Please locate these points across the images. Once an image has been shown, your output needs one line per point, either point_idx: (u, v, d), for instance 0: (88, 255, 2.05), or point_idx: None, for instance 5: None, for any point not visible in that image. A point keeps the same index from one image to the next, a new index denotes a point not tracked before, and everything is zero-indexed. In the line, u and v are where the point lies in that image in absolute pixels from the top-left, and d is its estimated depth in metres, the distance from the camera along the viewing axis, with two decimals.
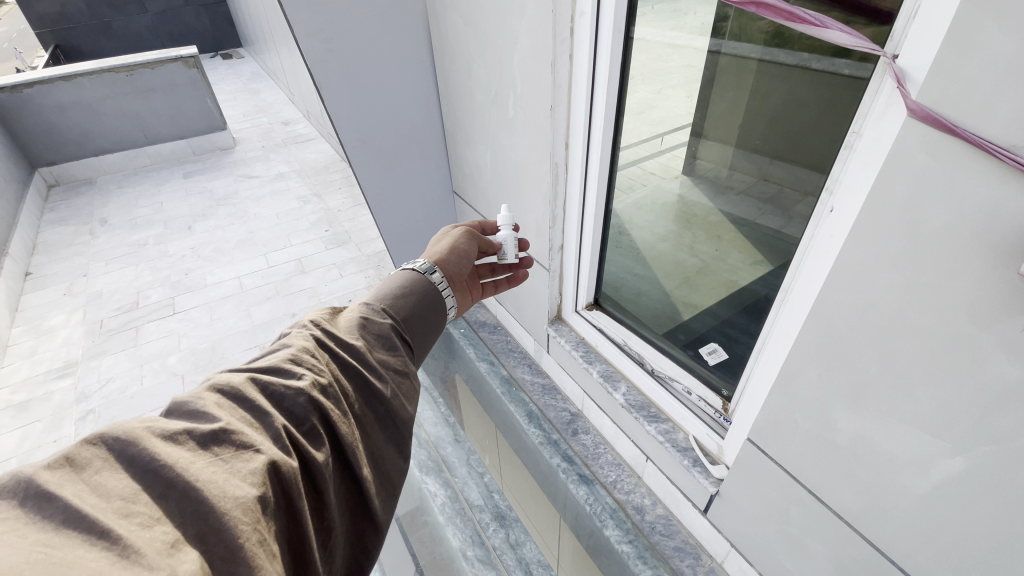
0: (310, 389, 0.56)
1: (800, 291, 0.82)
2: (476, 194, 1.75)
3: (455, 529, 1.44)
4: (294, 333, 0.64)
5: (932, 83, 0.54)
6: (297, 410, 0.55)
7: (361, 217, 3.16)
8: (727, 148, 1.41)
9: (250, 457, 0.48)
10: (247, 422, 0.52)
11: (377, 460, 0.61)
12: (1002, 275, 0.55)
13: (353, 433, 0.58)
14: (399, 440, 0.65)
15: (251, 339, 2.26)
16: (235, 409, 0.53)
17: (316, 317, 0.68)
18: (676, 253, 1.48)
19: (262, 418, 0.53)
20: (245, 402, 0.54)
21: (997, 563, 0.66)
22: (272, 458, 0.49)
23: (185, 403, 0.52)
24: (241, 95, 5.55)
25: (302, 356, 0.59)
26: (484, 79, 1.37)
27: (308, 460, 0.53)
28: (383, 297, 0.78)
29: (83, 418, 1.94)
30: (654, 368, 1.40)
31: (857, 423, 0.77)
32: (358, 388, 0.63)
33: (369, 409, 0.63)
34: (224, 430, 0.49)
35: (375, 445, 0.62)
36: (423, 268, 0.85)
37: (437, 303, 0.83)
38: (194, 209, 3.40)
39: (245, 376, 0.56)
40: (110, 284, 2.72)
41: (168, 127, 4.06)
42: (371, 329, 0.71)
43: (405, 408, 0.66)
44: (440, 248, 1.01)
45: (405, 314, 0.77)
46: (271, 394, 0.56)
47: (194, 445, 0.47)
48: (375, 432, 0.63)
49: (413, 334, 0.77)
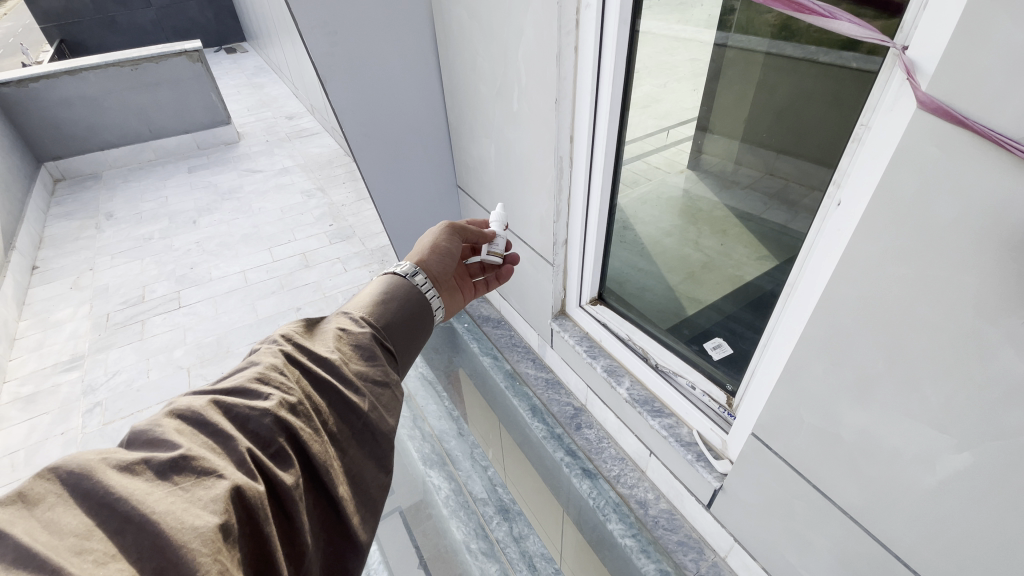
0: (276, 409, 0.56)
1: (806, 286, 0.81)
2: (480, 188, 1.75)
3: (459, 522, 1.45)
4: (263, 349, 0.64)
5: (943, 75, 0.54)
6: (262, 432, 0.55)
7: (366, 211, 3.16)
8: (733, 142, 1.46)
9: (212, 483, 0.48)
10: (208, 447, 0.52)
11: (353, 476, 0.62)
12: (1011, 267, 0.54)
13: (324, 450, 0.58)
14: (376, 453, 0.65)
15: (256, 333, 2.27)
16: (197, 436, 0.53)
17: (289, 331, 0.68)
18: (680, 249, 1.48)
19: (225, 442, 0.53)
20: (207, 426, 0.53)
21: (1002, 559, 0.66)
22: (235, 482, 0.48)
23: (144, 431, 0.51)
24: (245, 89, 5.55)
25: (269, 374, 0.59)
26: (489, 72, 1.37)
27: (275, 483, 0.52)
28: (363, 306, 0.78)
29: (91, 411, 1.96)
30: (658, 364, 1.39)
31: (863, 418, 0.77)
32: (332, 403, 0.63)
33: (345, 424, 0.63)
34: (184, 456, 0.49)
35: (352, 459, 0.62)
36: (406, 272, 0.86)
37: (420, 307, 0.83)
38: (199, 203, 3.41)
39: (206, 399, 0.56)
40: (116, 278, 2.73)
41: (173, 122, 4.07)
42: (348, 339, 0.71)
43: (385, 420, 0.66)
44: (423, 248, 1.03)
45: (385, 322, 0.78)
46: (235, 416, 0.55)
47: (152, 475, 0.47)
48: (351, 447, 0.63)
49: (396, 341, 0.78)
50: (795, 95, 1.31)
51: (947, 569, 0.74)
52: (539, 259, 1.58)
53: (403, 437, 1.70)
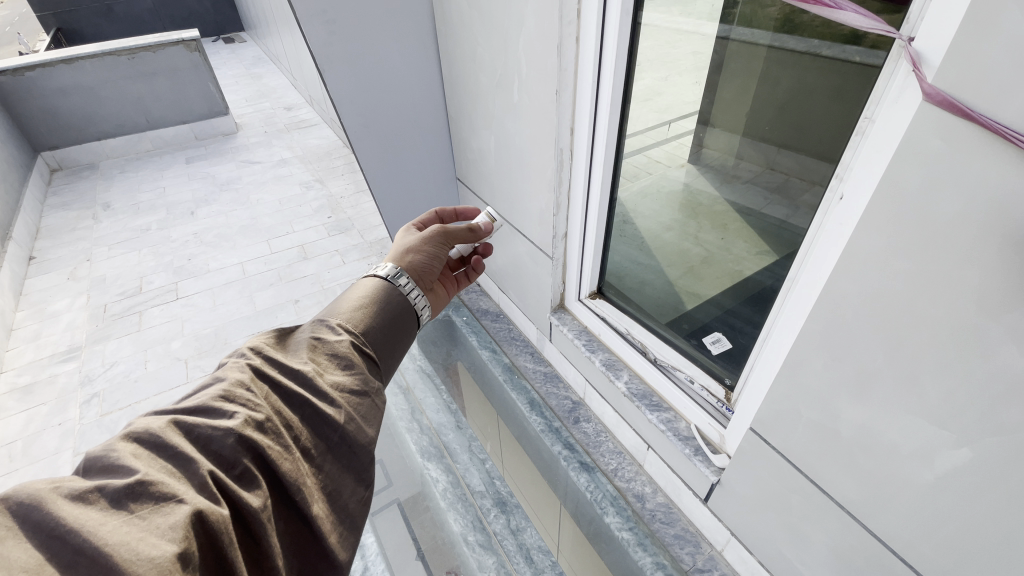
0: (241, 428, 0.54)
1: (807, 276, 0.80)
2: (480, 181, 1.74)
3: (457, 515, 1.46)
4: (229, 365, 0.63)
5: (948, 66, 0.53)
6: (226, 453, 0.53)
7: (365, 204, 3.15)
8: (734, 138, 1.39)
9: (171, 510, 0.46)
10: (167, 472, 0.50)
11: (330, 493, 0.60)
12: (1013, 262, 0.54)
13: (295, 468, 0.57)
14: (355, 467, 0.63)
15: (253, 325, 2.26)
16: (155, 460, 0.51)
17: (258, 343, 0.67)
18: (680, 244, 1.48)
19: (185, 465, 0.51)
20: (167, 449, 0.52)
21: (1000, 555, 0.66)
22: (196, 507, 0.47)
23: (100, 458, 0.50)
24: (244, 79, 5.51)
25: (235, 392, 0.58)
26: (489, 63, 1.35)
27: (239, 505, 0.51)
28: (340, 312, 0.77)
29: (88, 401, 1.96)
30: (656, 358, 1.40)
31: (861, 413, 0.76)
32: (305, 417, 0.61)
33: (320, 438, 0.61)
34: (140, 482, 0.47)
35: (328, 474, 0.61)
36: (388, 274, 0.86)
37: (401, 311, 0.82)
38: (197, 194, 3.39)
39: (165, 420, 0.54)
40: (113, 269, 2.72)
41: (170, 112, 4.04)
42: (324, 349, 0.69)
43: (363, 431, 0.64)
44: (403, 250, 1.00)
45: (365, 327, 0.76)
46: (196, 437, 0.53)
47: (106, 503, 0.46)
48: (326, 462, 0.61)
49: (376, 347, 0.76)
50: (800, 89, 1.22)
51: (944, 564, 0.74)
52: (538, 253, 1.57)
53: (401, 429, 1.70)
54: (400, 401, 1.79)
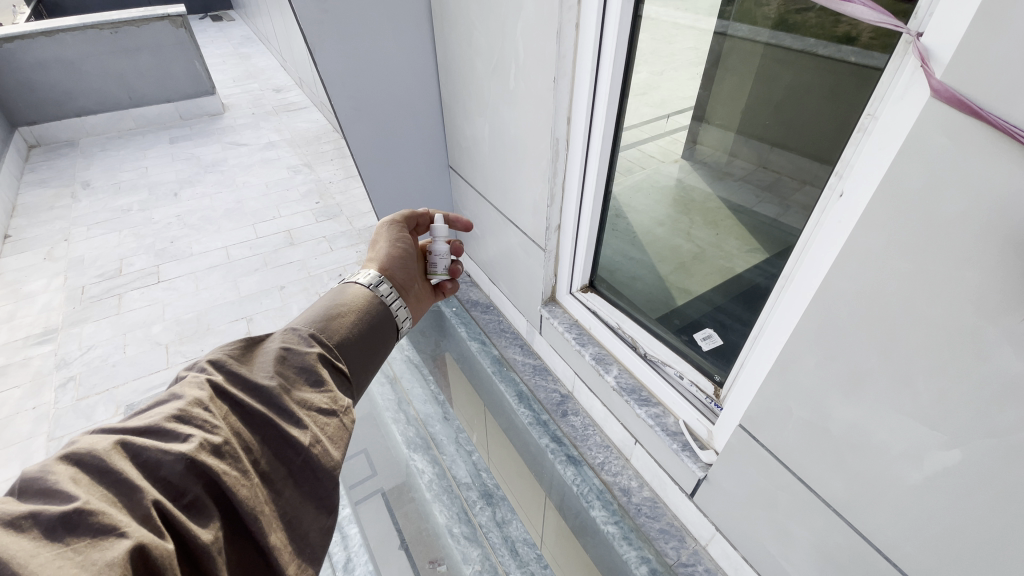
0: (194, 452, 0.52)
1: (803, 275, 0.79)
2: (472, 170, 1.71)
3: (442, 506, 1.43)
4: (188, 379, 0.60)
5: (958, 62, 0.52)
6: (174, 481, 0.50)
7: (354, 189, 3.09)
8: (728, 134, 1.74)
9: (111, 544, 0.43)
10: (110, 500, 0.47)
11: (290, 522, 0.57)
12: (1015, 266, 0.53)
13: (253, 495, 0.54)
14: (317, 493, 0.60)
15: (237, 310, 2.21)
16: (95, 486, 0.47)
17: (219, 355, 0.64)
18: (672, 239, 1.56)
19: (129, 494, 0.47)
20: (110, 475, 0.48)
21: (982, 553, 0.67)
22: (138, 540, 0.43)
23: (36, 480, 0.46)
24: (231, 59, 5.37)
25: (191, 411, 0.55)
26: (485, 48, 1.32)
27: (186, 538, 0.48)
28: (313, 321, 0.74)
29: (64, 386, 1.90)
30: (646, 353, 1.37)
31: (853, 413, 0.76)
32: (265, 438, 0.59)
33: (281, 462, 0.59)
34: (78, 511, 0.44)
35: (289, 502, 0.58)
36: (370, 284, 0.84)
37: (380, 322, 0.81)
38: (180, 176, 3.31)
39: (112, 441, 0.50)
40: (92, 249, 2.64)
41: (155, 90, 3.91)
42: (292, 362, 0.66)
43: (329, 455, 0.61)
44: (382, 254, 1.00)
45: (339, 340, 0.74)
46: (144, 460, 0.50)
47: (39, 533, 0.42)
48: (287, 488, 0.58)
49: (349, 361, 0.74)
50: (824, 84, 1.50)
51: (928, 563, 0.75)
52: (530, 244, 1.54)
53: (387, 420, 1.68)
54: (386, 390, 1.77)
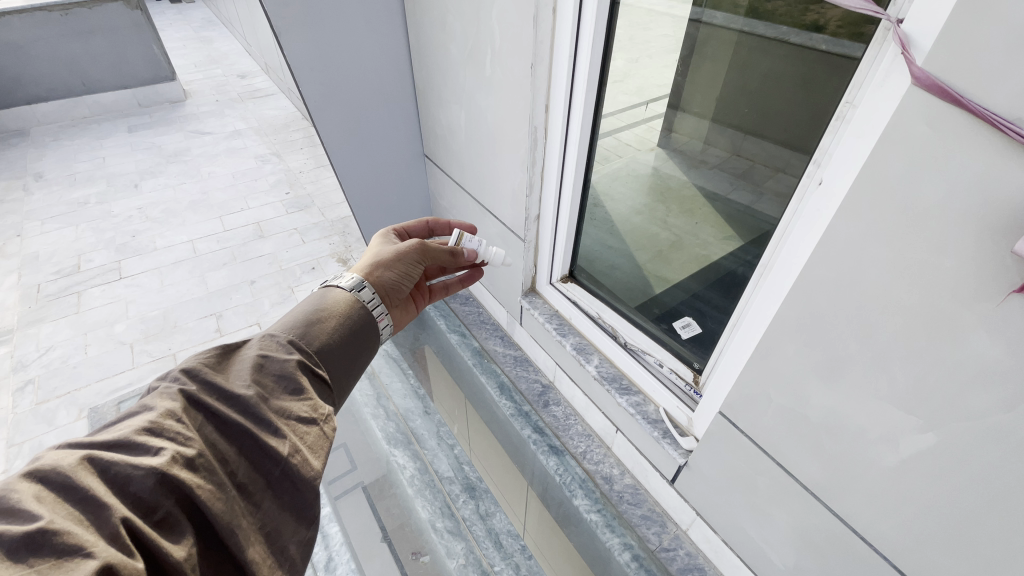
0: (166, 466, 0.49)
1: (783, 261, 0.79)
2: (449, 159, 1.67)
3: (424, 501, 1.41)
4: (160, 390, 0.57)
5: (940, 49, 0.51)
6: (145, 497, 0.47)
7: (325, 179, 3.00)
8: (704, 122, 1.77)
9: (76, 565, 0.40)
10: (76, 519, 0.44)
11: (269, 534, 0.55)
12: (991, 253, 0.54)
13: (229, 508, 0.52)
14: (297, 504, 0.57)
15: (205, 307, 2.12)
16: (60, 504, 0.44)
17: (193, 363, 0.60)
18: (649, 227, 1.58)
19: (97, 511, 0.45)
20: (77, 492, 0.45)
21: (953, 532, 0.69)
22: (105, 560, 0.41)
23: None
24: (192, 43, 5.12)
25: (162, 423, 0.52)
26: (460, 33, 1.28)
27: (158, 557, 0.45)
28: (292, 327, 0.70)
29: (22, 389, 1.80)
30: (626, 342, 1.37)
31: (830, 399, 0.77)
32: (242, 449, 0.56)
33: (259, 473, 0.56)
34: (42, 531, 0.41)
35: (267, 514, 0.55)
36: (352, 286, 0.81)
37: (364, 326, 0.77)
38: (141, 166, 3.15)
39: (79, 456, 0.47)
40: (47, 245, 2.50)
41: (111, 76, 3.71)
42: (271, 369, 0.63)
43: (309, 464, 0.58)
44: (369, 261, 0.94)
45: (319, 346, 0.70)
46: (112, 476, 0.47)
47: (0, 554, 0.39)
48: (266, 499, 0.56)
49: (330, 367, 0.71)
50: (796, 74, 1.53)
51: (903, 542, 0.76)
52: (509, 235, 1.52)
53: (366, 416, 1.64)
54: (364, 386, 1.73)
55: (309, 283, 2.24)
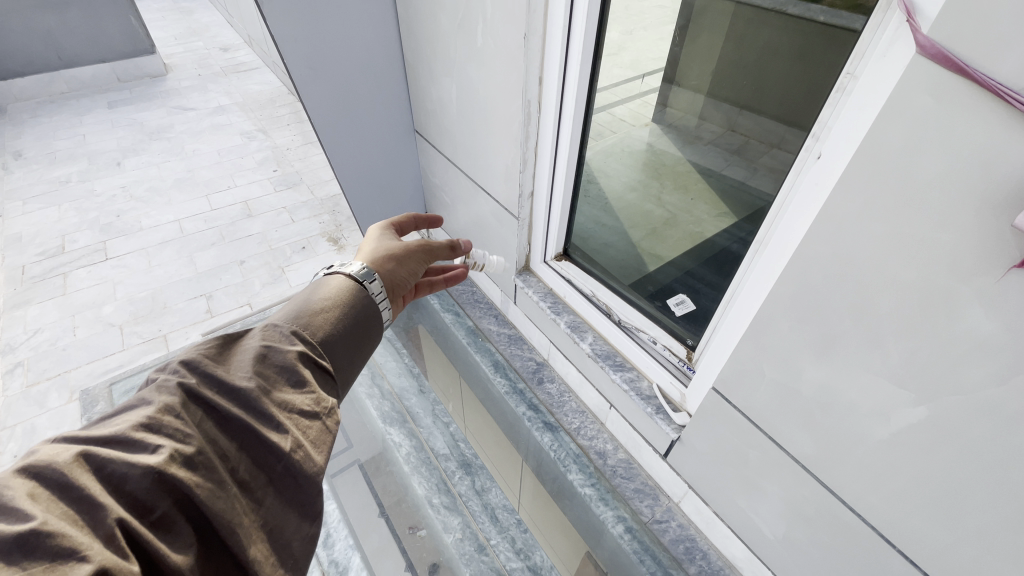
0: (166, 464, 0.48)
1: (779, 236, 0.79)
2: (440, 134, 1.64)
3: (421, 478, 1.43)
4: (159, 383, 0.56)
5: (947, 16, 0.50)
6: (142, 495, 0.46)
7: (313, 156, 2.94)
8: (698, 97, 1.79)
9: (71, 567, 0.39)
10: (73, 518, 0.43)
11: (269, 530, 0.54)
12: (990, 227, 0.54)
13: (230, 505, 0.51)
14: (299, 499, 0.57)
15: (195, 287, 2.09)
16: (58, 503, 0.44)
17: (193, 356, 0.59)
18: (643, 204, 1.60)
19: (94, 509, 0.44)
20: (76, 491, 0.45)
21: (941, 502, 0.70)
22: (101, 563, 0.40)
23: None
24: (171, 14, 4.93)
25: (161, 418, 0.52)
26: (450, 2, 1.23)
27: (154, 557, 0.45)
28: (295, 318, 0.69)
29: (11, 372, 1.78)
30: (621, 320, 1.37)
31: (823, 374, 0.78)
32: (243, 444, 0.56)
33: (260, 467, 0.55)
34: (37, 530, 0.40)
35: (269, 509, 0.55)
36: (357, 277, 0.79)
37: (367, 317, 0.76)
38: (124, 144, 3.07)
39: (77, 453, 0.47)
40: (30, 226, 2.44)
41: (88, 49, 3.57)
42: (273, 361, 0.62)
43: (311, 459, 0.58)
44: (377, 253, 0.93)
45: (322, 338, 0.69)
46: (111, 475, 0.47)
47: None
48: (268, 494, 0.55)
49: (333, 359, 0.69)
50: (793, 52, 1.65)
51: (890, 513, 0.78)
52: (502, 212, 1.49)
53: (361, 395, 1.64)
54: None
55: (300, 263, 2.21)
